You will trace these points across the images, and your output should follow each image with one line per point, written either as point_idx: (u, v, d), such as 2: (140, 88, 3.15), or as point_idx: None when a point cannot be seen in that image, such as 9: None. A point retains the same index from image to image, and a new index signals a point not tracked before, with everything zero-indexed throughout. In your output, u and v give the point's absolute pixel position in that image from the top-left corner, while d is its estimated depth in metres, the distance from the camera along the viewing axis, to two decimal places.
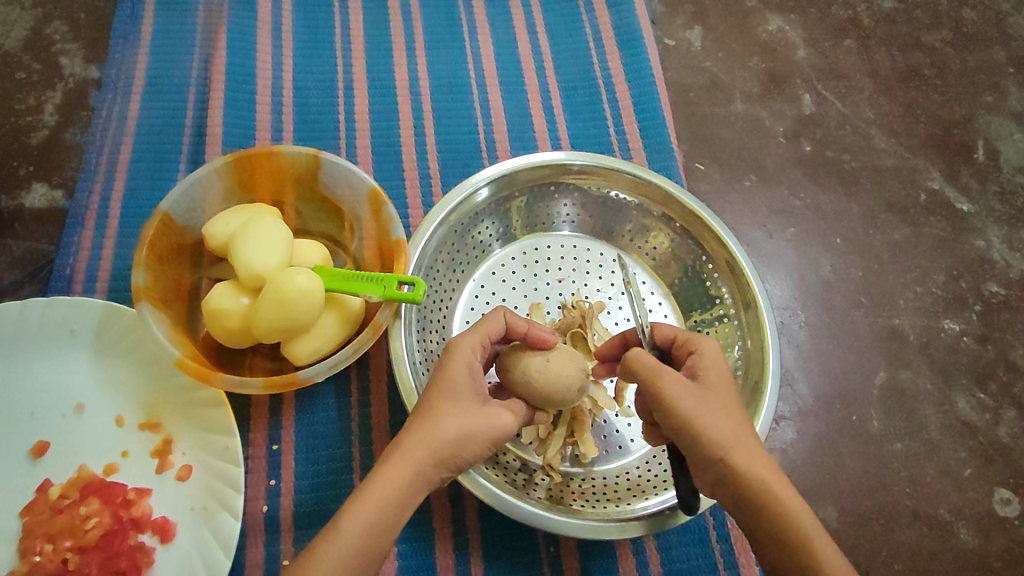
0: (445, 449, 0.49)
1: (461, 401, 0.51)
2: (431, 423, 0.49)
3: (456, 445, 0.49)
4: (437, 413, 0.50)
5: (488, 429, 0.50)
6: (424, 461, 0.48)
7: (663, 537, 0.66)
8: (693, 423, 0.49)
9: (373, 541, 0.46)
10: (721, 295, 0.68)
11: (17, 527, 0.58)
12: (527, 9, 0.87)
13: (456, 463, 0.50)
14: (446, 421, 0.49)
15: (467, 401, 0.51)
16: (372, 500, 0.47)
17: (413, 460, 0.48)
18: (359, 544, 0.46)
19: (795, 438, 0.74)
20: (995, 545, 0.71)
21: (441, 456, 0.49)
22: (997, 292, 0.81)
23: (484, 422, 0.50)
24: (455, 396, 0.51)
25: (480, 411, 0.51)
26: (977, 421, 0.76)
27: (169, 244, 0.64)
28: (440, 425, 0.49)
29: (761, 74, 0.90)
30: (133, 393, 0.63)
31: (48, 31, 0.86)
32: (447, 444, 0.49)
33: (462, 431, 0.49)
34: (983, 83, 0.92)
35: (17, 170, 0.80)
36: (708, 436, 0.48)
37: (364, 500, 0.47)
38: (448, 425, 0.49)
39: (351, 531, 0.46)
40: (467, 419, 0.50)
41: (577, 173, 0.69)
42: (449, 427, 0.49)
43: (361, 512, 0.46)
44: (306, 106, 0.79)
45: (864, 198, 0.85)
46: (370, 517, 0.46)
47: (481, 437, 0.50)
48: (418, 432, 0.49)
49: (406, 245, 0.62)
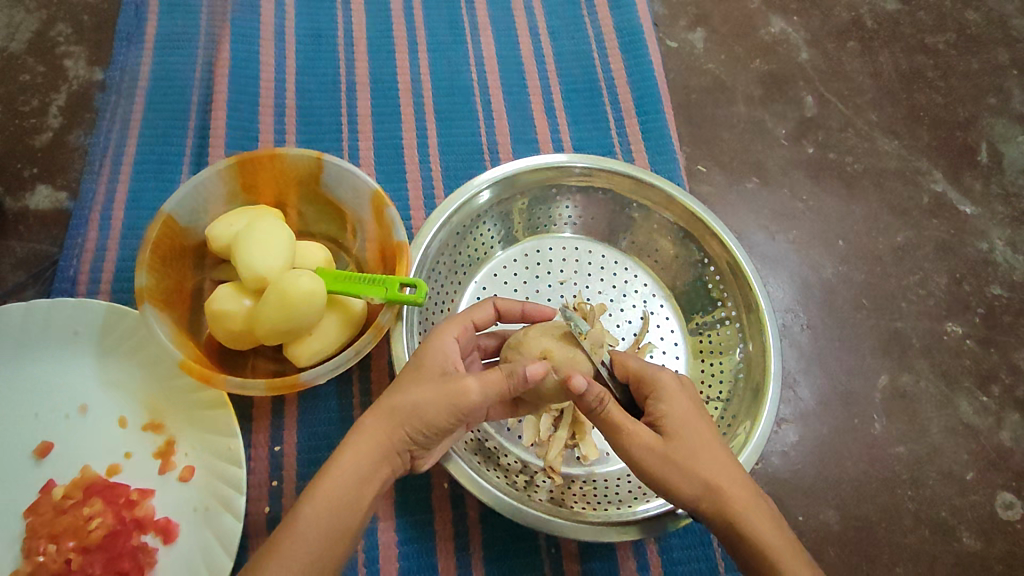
0: (401, 421, 0.49)
1: (424, 377, 0.50)
2: (388, 397, 0.50)
3: (414, 414, 0.49)
4: (395, 389, 0.50)
5: (444, 397, 0.48)
6: (382, 435, 0.49)
7: (664, 538, 0.66)
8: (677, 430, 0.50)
9: (337, 523, 0.47)
10: (723, 297, 0.68)
11: (21, 527, 0.58)
12: (530, 12, 0.87)
13: (413, 434, 0.49)
14: (404, 395, 0.49)
15: (428, 374, 0.50)
16: (330, 479, 0.48)
17: (370, 434, 0.49)
18: (321, 525, 0.46)
19: (796, 441, 0.74)
20: (997, 549, 0.71)
21: (398, 431, 0.49)
22: (999, 294, 0.81)
23: (440, 393, 0.48)
24: (418, 374, 0.50)
25: (441, 384, 0.49)
26: (980, 424, 0.76)
27: (173, 246, 0.64)
28: (398, 399, 0.49)
29: (764, 76, 0.90)
30: (137, 394, 0.64)
31: (53, 34, 0.87)
32: (401, 413, 0.49)
33: (419, 403, 0.49)
34: (986, 85, 0.91)
35: (21, 171, 0.80)
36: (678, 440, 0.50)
37: (322, 482, 0.48)
38: (404, 397, 0.49)
39: (313, 516, 0.46)
40: (424, 389, 0.49)
41: (580, 175, 0.69)
42: (402, 399, 0.49)
43: (318, 493, 0.47)
44: (310, 108, 0.79)
45: (866, 200, 0.85)
46: (327, 497, 0.47)
47: (435, 406, 0.48)
48: (377, 410, 0.50)
49: (407, 247, 0.63)
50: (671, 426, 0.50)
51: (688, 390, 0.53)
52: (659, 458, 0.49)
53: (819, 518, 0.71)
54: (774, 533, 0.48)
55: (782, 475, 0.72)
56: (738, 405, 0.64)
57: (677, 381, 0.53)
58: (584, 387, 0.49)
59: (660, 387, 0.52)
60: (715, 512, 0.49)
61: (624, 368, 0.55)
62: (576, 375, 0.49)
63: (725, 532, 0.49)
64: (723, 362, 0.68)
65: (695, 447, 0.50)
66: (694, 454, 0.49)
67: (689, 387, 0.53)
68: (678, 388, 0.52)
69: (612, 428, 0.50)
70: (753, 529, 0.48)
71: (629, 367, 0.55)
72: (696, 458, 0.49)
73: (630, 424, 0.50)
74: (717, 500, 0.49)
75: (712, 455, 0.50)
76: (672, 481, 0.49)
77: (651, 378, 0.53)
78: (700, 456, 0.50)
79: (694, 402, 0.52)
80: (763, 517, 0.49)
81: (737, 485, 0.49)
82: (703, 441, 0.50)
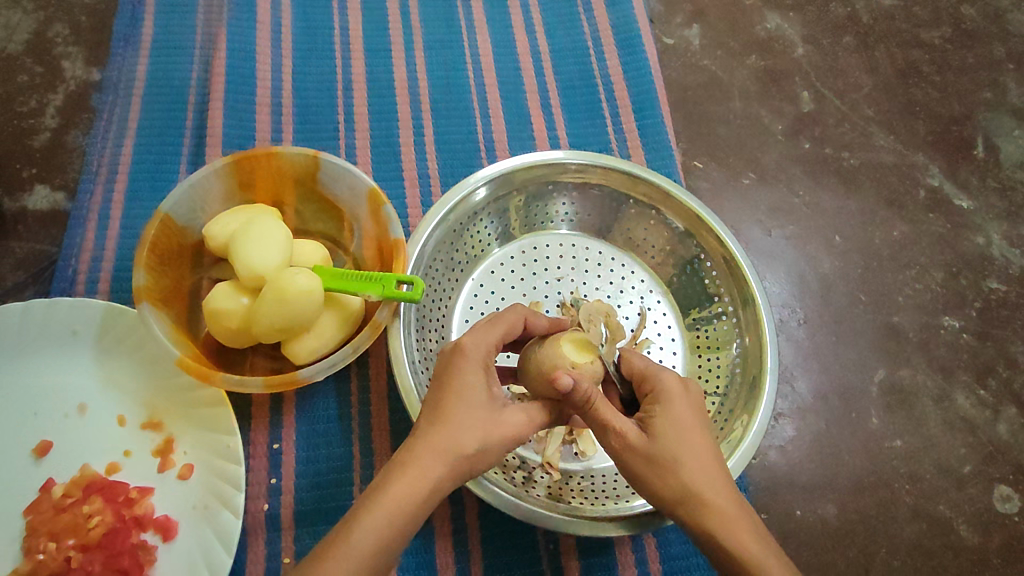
0: (464, 462, 0.49)
1: (485, 412, 0.50)
2: (453, 435, 0.49)
3: (474, 457, 0.49)
4: (454, 423, 0.49)
5: (504, 438, 0.50)
6: (442, 474, 0.48)
7: (662, 534, 0.66)
8: (681, 452, 0.50)
9: (386, 554, 0.46)
10: (720, 293, 0.68)
11: (21, 525, 0.59)
12: (526, 9, 0.87)
13: (470, 473, 0.50)
14: (469, 432, 0.49)
15: (489, 410, 0.50)
16: (385, 512, 0.46)
17: (433, 474, 0.48)
18: (369, 555, 0.45)
19: (793, 436, 0.74)
20: (994, 542, 0.71)
21: (458, 469, 0.49)
22: (996, 288, 0.81)
23: (503, 436, 0.50)
24: (480, 407, 0.50)
25: (502, 426, 0.50)
26: (977, 418, 0.76)
27: (171, 245, 0.64)
28: (463, 436, 0.49)
29: (760, 72, 0.90)
30: (135, 393, 0.64)
31: (50, 35, 0.87)
32: (467, 456, 0.49)
33: (479, 440, 0.49)
34: (982, 79, 0.92)
35: (19, 172, 0.80)
36: (686, 457, 0.50)
37: (380, 512, 0.46)
38: (472, 436, 0.49)
39: (365, 544, 0.45)
40: (488, 431, 0.50)
41: (575, 172, 0.70)
42: (469, 441, 0.49)
43: (373, 524, 0.46)
44: (306, 107, 0.80)
45: (863, 195, 0.85)
46: (381, 530, 0.46)
47: (498, 450, 0.50)
48: (437, 446, 0.48)
49: (404, 244, 0.63)
50: (662, 429, 0.50)
51: (691, 396, 0.53)
52: (639, 457, 0.50)
53: (816, 512, 0.71)
54: (757, 545, 0.48)
55: (780, 470, 0.72)
56: (735, 399, 0.64)
57: (679, 382, 0.53)
58: (570, 386, 0.48)
59: (661, 388, 0.52)
60: (690, 519, 0.50)
61: (630, 366, 0.56)
62: (564, 373, 0.48)
63: (703, 540, 0.49)
64: (721, 357, 0.68)
65: (682, 453, 0.50)
66: (676, 458, 0.49)
67: (695, 394, 0.53)
68: (680, 393, 0.52)
69: (599, 422, 0.51)
70: (735, 541, 0.48)
71: (635, 365, 0.56)
72: (679, 463, 0.49)
73: (616, 421, 0.50)
74: (695, 506, 0.49)
75: (697, 461, 0.50)
76: (650, 480, 0.50)
77: (654, 376, 0.54)
78: (687, 462, 0.50)
79: (696, 410, 0.52)
80: (749, 533, 0.49)
81: (717, 493, 0.50)
82: (695, 449, 0.50)
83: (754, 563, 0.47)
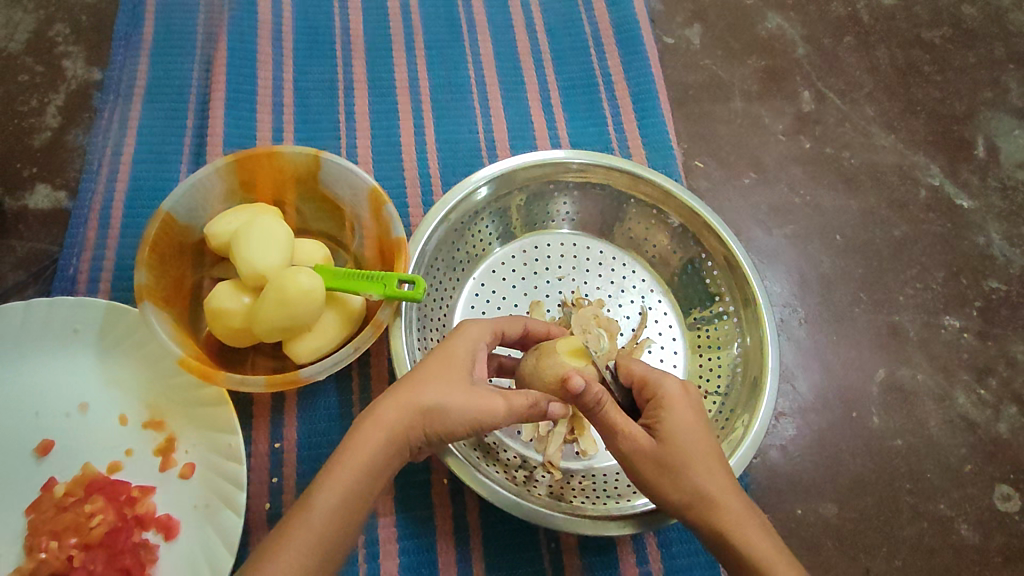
0: (422, 415, 0.50)
1: (447, 371, 0.51)
2: (412, 394, 0.50)
3: (432, 412, 0.50)
4: (414, 381, 0.51)
5: (470, 400, 0.50)
6: (398, 428, 0.49)
7: (663, 533, 0.66)
8: (689, 454, 0.50)
9: (347, 511, 0.47)
10: (721, 292, 0.69)
11: (23, 524, 0.59)
12: (526, 8, 0.87)
13: (433, 432, 0.50)
14: (427, 387, 0.50)
15: (454, 369, 0.51)
16: (343, 468, 0.48)
17: (387, 426, 0.49)
18: (325, 514, 0.46)
19: (794, 435, 0.74)
20: (995, 541, 0.71)
21: (417, 426, 0.50)
22: (997, 288, 0.81)
23: (469, 398, 0.50)
24: (441, 365, 0.51)
25: (469, 387, 0.51)
26: (977, 417, 0.76)
27: (172, 244, 0.64)
28: (419, 390, 0.50)
29: (761, 72, 0.90)
30: (136, 392, 0.64)
31: (51, 34, 0.87)
32: (422, 410, 0.50)
33: (438, 397, 0.50)
34: (983, 79, 0.92)
35: (20, 171, 0.80)
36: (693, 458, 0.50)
37: (338, 468, 0.48)
38: (428, 390, 0.50)
39: (322, 500, 0.47)
40: (448, 387, 0.50)
41: (577, 171, 0.70)
42: (425, 395, 0.50)
43: (335, 486, 0.47)
44: (307, 107, 0.80)
45: (863, 195, 0.85)
46: (344, 491, 0.47)
47: (461, 412, 0.50)
48: (397, 402, 0.50)
49: (405, 244, 0.63)
50: (668, 432, 0.51)
51: (691, 398, 0.53)
52: (646, 461, 0.50)
53: (816, 512, 0.71)
54: (767, 545, 0.48)
55: (781, 470, 0.72)
56: (737, 399, 0.64)
57: (680, 387, 0.53)
58: (583, 386, 0.48)
59: (663, 393, 0.52)
60: (701, 521, 0.50)
61: (629, 372, 0.56)
62: (576, 374, 0.48)
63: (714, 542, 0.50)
64: (722, 356, 0.68)
65: (689, 457, 0.50)
66: (682, 461, 0.50)
67: (693, 395, 0.53)
68: (682, 395, 0.52)
69: (607, 426, 0.51)
70: (744, 541, 0.48)
71: (633, 371, 0.55)
72: (685, 466, 0.50)
73: (624, 425, 0.50)
74: (704, 510, 0.49)
75: (703, 463, 0.50)
76: (657, 484, 0.51)
77: (654, 382, 0.53)
78: (693, 463, 0.50)
79: (694, 408, 0.52)
80: (758, 534, 0.49)
81: (726, 493, 0.50)
82: (700, 451, 0.50)
83: (764, 564, 0.47)
